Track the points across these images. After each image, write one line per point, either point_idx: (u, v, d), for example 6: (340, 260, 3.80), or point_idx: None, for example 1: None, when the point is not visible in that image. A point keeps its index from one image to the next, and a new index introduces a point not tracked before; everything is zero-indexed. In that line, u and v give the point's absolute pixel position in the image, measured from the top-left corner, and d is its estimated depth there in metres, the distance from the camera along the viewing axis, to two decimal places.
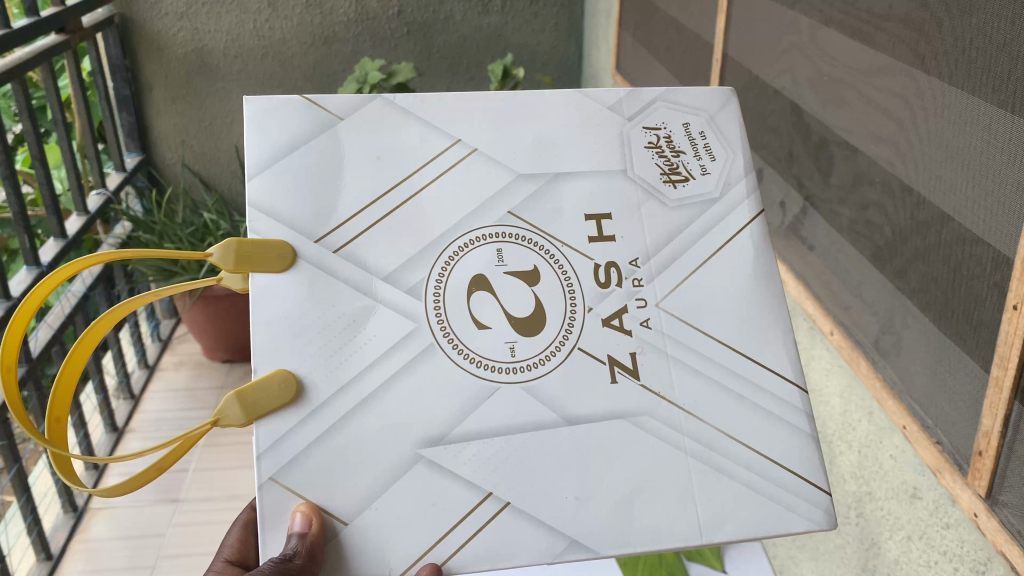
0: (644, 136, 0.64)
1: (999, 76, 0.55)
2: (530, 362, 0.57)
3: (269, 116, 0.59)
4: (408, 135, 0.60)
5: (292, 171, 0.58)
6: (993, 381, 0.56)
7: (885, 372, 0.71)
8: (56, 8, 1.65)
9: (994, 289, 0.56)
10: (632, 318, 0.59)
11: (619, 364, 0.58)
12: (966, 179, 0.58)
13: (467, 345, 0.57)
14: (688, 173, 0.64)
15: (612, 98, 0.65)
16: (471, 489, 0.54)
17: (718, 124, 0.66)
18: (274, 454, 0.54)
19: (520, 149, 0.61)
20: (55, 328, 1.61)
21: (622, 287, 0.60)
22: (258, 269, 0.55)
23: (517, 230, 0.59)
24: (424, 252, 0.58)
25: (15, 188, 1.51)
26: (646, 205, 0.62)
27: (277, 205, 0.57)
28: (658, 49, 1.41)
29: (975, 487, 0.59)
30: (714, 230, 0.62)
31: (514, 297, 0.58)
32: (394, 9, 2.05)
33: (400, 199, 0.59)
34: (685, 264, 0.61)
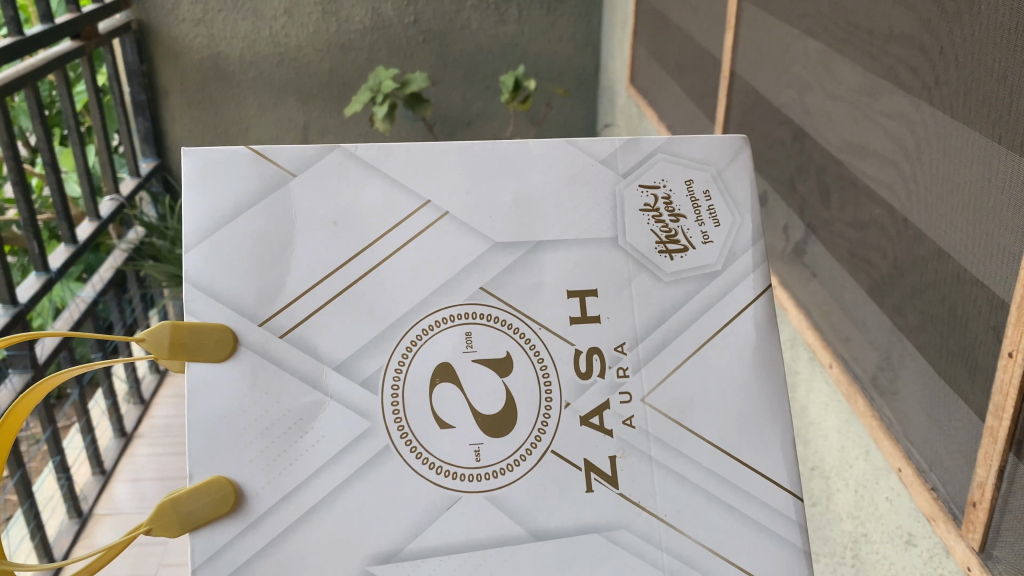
0: (640, 197, 0.58)
1: (998, 109, 0.52)
2: (494, 469, 0.53)
3: (212, 171, 0.55)
4: (370, 194, 0.55)
5: (237, 240, 0.54)
6: (987, 431, 0.53)
7: (882, 412, 0.68)
8: (71, 14, 1.65)
9: (990, 332, 0.53)
10: (614, 415, 0.55)
11: (595, 470, 0.54)
12: (963, 216, 0.55)
13: (428, 450, 0.53)
14: (688, 242, 0.58)
15: (606, 149, 0.58)
16: None
17: (728, 182, 0.60)
18: (210, 568, 0.51)
19: (496, 211, 0.56)
20: (62, 334, 1.62)
21: (604, 377, 0.55)
22: (194, 354, 0.52)
23: (489, 310, 0.55)
24: (382, 335, 0.54)
25: (25, 194, 1.51)
26: (636, 282, 0.57)
27: (218, 284, 0.53)
28: (670, 63, 1.38)
29: (968, 540, 0.56)
30: (711, 309, 0.57)
31: (482, 391, 0.54)
32: (410, 17, 2.04)
33: (357, 273, 0.54)
34: (677, 350, 0.56)
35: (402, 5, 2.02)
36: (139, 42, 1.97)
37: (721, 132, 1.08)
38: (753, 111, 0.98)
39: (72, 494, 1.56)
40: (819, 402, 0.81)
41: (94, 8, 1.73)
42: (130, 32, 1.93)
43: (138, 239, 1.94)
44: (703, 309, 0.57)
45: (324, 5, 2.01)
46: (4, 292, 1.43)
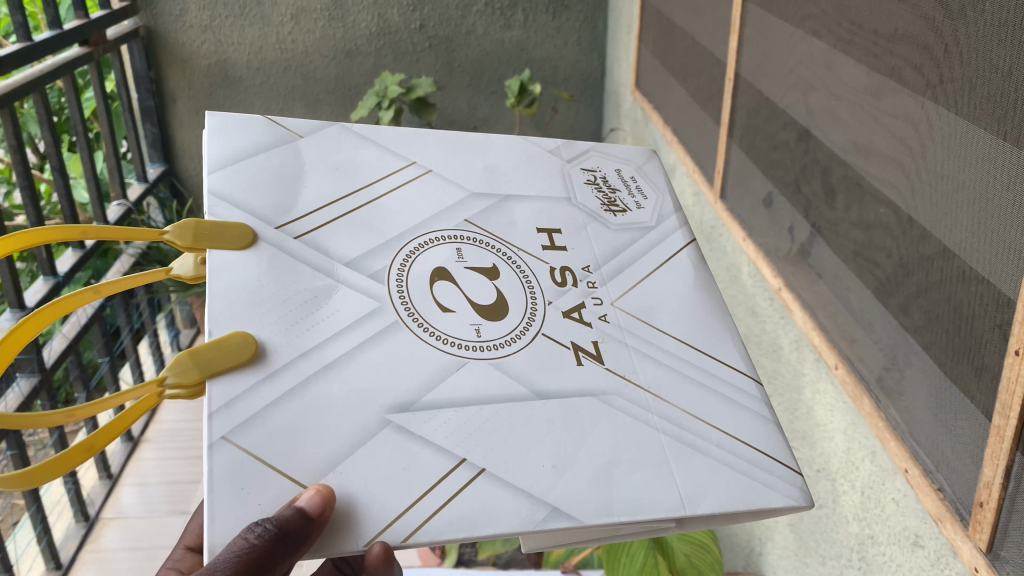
0: (582, 175, 0.66)
1: (1002, 106, 0.52)
2: (497, 343, 0.51)
3: (230, 127, 0.58)
4: (365, 154, 0.60)
5: (253, 169, 0.55)
6: (994, 430, 0.53)
7: (889, 413, 0.68)
8: (79, 21, 1.66)
9: (996, 331, 0.53)
10: (591, 312, 0.55)
11: (581, 347, 0.52)
12: (968, 214, 0.55)
13: (434, 325, 0.50)
14: (624, 205, 0.64)
15: (551, 144, 0.67)
16: (443, 454, 0.45)
17: (647, 172, 0.69)
18: (227, 414, 0.43)
19: (470, 173, 0.61)
20: (70, 339, 1.62)
21: (577, 287, 0.56)
22: (216, 243, 0.50)
23: (472, 233, 0.57)
24: (387, 244, 0.54)
25: (34, 200, 1.52)
26: (590, 227, 0.61)
27: (237, 193, 0.53)
28: (675, 66, 1.38)
29: (975, 541, 0.56)
30: (657, 244, 0.62)
31: (476, 287, 0.53)
32: (417, 23, 2.04)
33: (357, 203, 0.56)
34: (633, 276, 0.59)
35: (408, 11, 2.03)
36: (147, 49, 1.98)
37: (727, 133, 1.08)
38: (758, 112, 0.97)
39: (79, 498, 1.56)
40: (825, 404, 0.80)
41: (102, 15, 1.74)
42: (138, 39, 1.94)
43: (146, 244, 1.95)
44: (650, 247, 0.61)
45: (331, 11, 2.01)
46: (12, 297, 1.44)
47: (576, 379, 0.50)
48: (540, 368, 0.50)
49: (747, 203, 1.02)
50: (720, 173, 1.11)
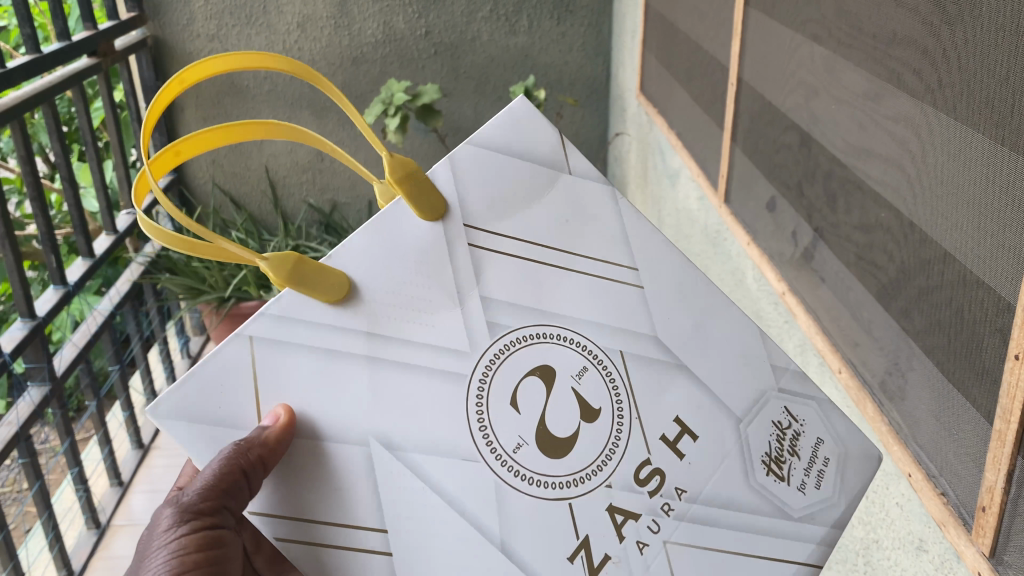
0: (779, 414, 0.61)
1: (999, 111, 0.52)
2: (524, 474, 0.55)
3: (517, 122, 0.57)
4: (602, 222, 0.58)
5: (491, 181, 0.56)
6: (994, 434, 0.53)
7: (892, 417, 0.68)
8: (88, 32, 1.68)
9: (996, 335, 0.53)
10: (634, 530, 0.56)
11: (586, 547, 0.55)
12: (967, 218, 0.55)
13: (493, 429, 0.54)
14: (788, 477, 0.60)
15: (784, 359, 0.61)
16: (378, 513, 0.53)
17: (848, 459, 0.62)
18: (281, 347, 0.53)
19: (675, 325, 0.59)
20: (80, 347, 1.64)
21: (653, 496, 0.57)
22: (310, 290, 0.52)
23: (614, 369, 0.57)
24: (534, 310, 0.56)
25: (44, 210, 1.53)
26: (729, 460, 0.59)
27: (467, 173, 0.56)
28: (679, 71, 1.39)
29: (979, 545, 0.56)
30: (769, 521, 0.59)
31: (562, 415, 0.56)
32: (422, 30, 2.05)
33: (546, 259, 0.57)
34: (717, 540, 0.58)
35: (413, 17, 2.04)
36: (155, 59, 2.00)
37: (730, 138, 1.08)
38: (760, 117, 0.98)
39: (90, 504, 1.58)
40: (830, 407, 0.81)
41: (110, 26, 1.76)
42: (146, 48, 1.95)
43: (155, 252, 1.97)
44: (758, 525, 0.59)
45: (337, 19, 2.02)
46: (23, 305, 1.45)
47: (549, 556, 0.55)
48: (529, 525, 0.54)
49: (751, 207, 1.02)
50: (723, 178, 1.12)
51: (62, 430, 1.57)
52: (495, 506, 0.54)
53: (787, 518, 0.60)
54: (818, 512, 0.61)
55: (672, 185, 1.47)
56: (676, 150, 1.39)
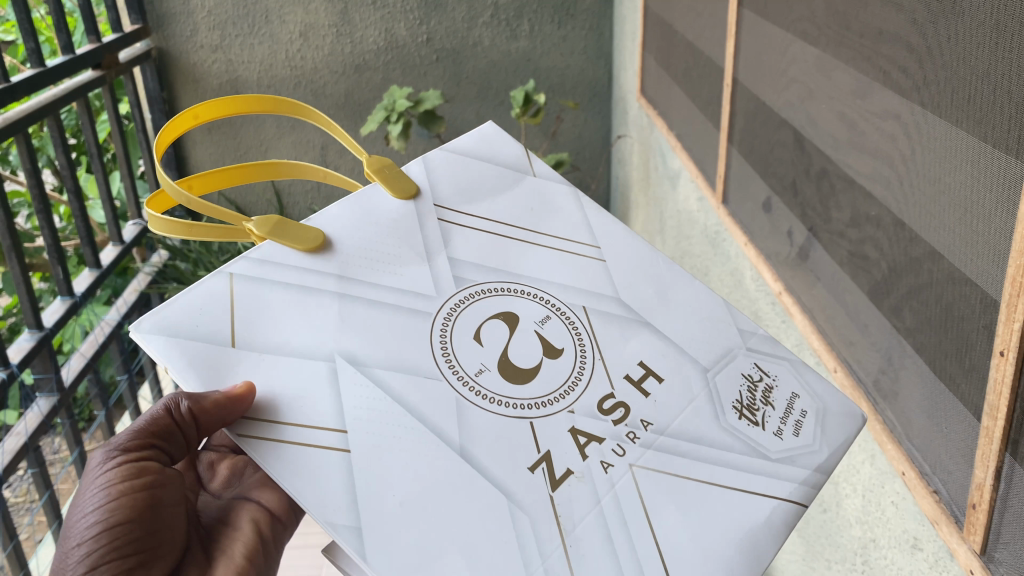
0: (747, 367, 0.58)
1: (982, 108, 0.52)
2: (491, 396, 0.50)
3: (493, 135, 0.66)
4: (572, 214, 0.63)
5: (466, 169, 0.63)
6: (984, 431, 0.53)
7: (886, 415, 0.68)
8: (92, 45, 1.69)
9: (984, 332, 0.53)
10: (598, 451, 0.50)
11: (548, 461, 0.49)
12: (954, 216, 0.55)
13: (457, 358, 0.51)
14: (762, 423, 0.55)
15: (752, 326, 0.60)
16: (336, 416, 0.47)
17: (827, 420, 0.56)
18: (253, 272, 0.52)
19: (637, 284, 0.59)
20: (88, 357, 1.65)
21: (616, 425, 0.52)
22: (285, 235, 0.53)
23: (578, 321, 0.56)
24: (500, 267, 0.57)
25: (50, 223, 1.54)
26: (698, 400, 0.54)
27: (441, 169, 0.62)
28: (677, 72, 1.38)
29: (971, 542, 0.55)
30: (743, 463, 0.52)
31: (525, 348, 0.53)
32: (423, 37, 2.06)
33: (517, 231, 0.60)
34: (690, 472, 0.51)
35: (415, 24, 2.05)
36: (160, 70, 2.02)
37: (727, 138, 1.08)
38: (755, 116, 0.98)
39: None
40: None
41: (113, 38, 1.77)
42: (151, 60, 1.97)
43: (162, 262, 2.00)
44: (729, 467, 0.52)
45: (339, 27, 2.03)
46: (31, 318, 1.46)
47: (508, 468, 0.48)
48: (491, 442, 0.48)
49: (748, 207, 1.02)
50: (721, 178, 1.11)
51: (72, 440, 1.59)
52: (455, 417, 0.49)
53: (763, 465, 0.53)
54: (800, 459, 0.54)
55: (673, 187, 1.47)
56: (676, 151, 1.39)
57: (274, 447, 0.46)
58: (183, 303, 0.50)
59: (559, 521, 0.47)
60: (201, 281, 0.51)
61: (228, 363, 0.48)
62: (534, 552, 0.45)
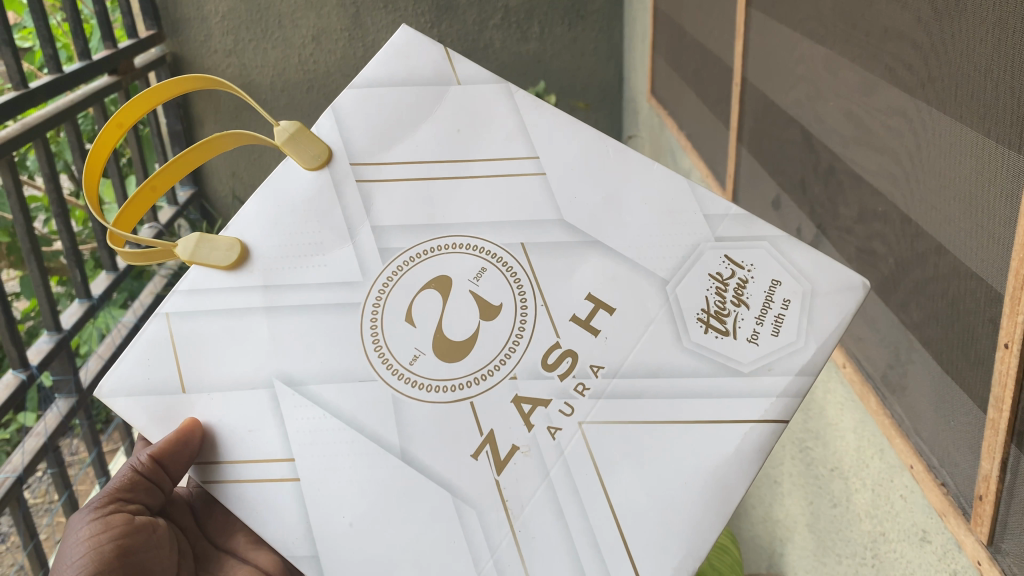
0: (718, 264, 0.59)
1: (985, 104, 0.52)
2: (422, 383, 0.59)
3: (408, 47, 0.68)
4: (497, 131, 0.65)
5: (383, 100, 0.66)
6: (989, 423, 0.53)
7: (894, 409, 0.68)
8: (108, 51, 1.72)
9: (988, 324, 0.53)
10: (543, 417, 0.57)
11: (491, 443, 0.57)
12: (958, 212, 0.56)
13: (392, 356, 0.59)
14: (733, 331, 0.58)
15: (717, 208, 0.61)
16: (282, 445, 0.59)
17: (815, 304, 0.58)
18: (187, 303, 0.63)
19: (584, 200, 0.62)
20: (106, 358, 1.68)
21: (563, 380, 0.58)
22: (207, 260, 0.62)
23: (517, 267, 0.61)
24: (431, 226, 0.62)
25: (68, 226, 1.56)
26: (653, 326, 0.58)
27: (350, 116, 0.67)
28: (687, 73, 1.39)
29: (977, 534, 0.56)
30: (707, 391, 0.57)
31: (459, 319, 0.60)
32: (435, 40, 2.08)
33: (440, 173, 0.64)
34: (644, 409, 0.57)
35: (426, 28, 2.06)
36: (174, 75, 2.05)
37: (736, 137, 1.09)
38: (764, 115, 0.99)
39: None
40: (835, 403, 0.81)
41: (129, 44, 1.80)
42: (165, 65, 2.00)
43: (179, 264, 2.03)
44: (690, 394, 0.57)
45: (351, 31, 2.05)
46: (50, 319, 1.48)
47: (452, 462, 0.57)
48: (428, 433, 0.57)
49: (758, 206, 1.03)
50: (732, 178, 1.12)
51: (90, 440, 1.63)
52: (393, 417, 0.58)
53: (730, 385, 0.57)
54: (778, 364, 0.56)
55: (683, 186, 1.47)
56: (686, 151, 1.40)
57: (235, 485, 0.60)
58: (135, 360, 0.62)
59: (506, 505, 0.55)
60: (146, 324, 0.63)
61: (182, 408, 0.61)
62: (483, 545, 0.55)
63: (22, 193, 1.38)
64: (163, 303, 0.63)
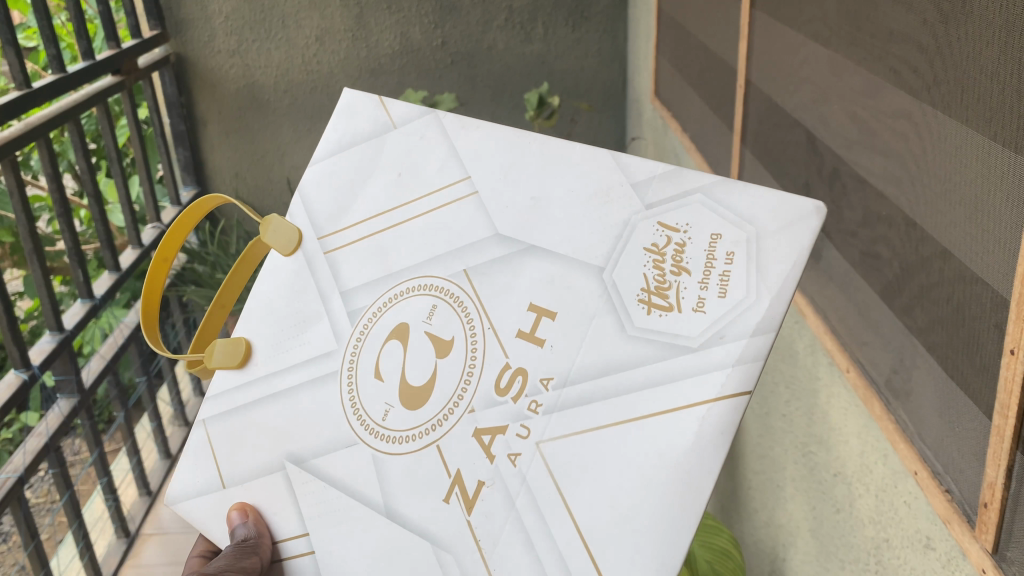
0: (653, 235, 0.61)
1: (992, 107, 0.52)
2: (396, 437, 0.65)
3: (355, 105, 0.77)
4: (432, 160, 0.71)
5: (341, 161, 0.76)
6: (995, 430, 0.53)
7: (898, 414, 0.68)
8: (111, 51, 1.72)
9: (994, 331, 0.53)
10: (504, 444, 0.60)
11: (459, 485, 0.61)
12: (964, 216, 0.55)
13: (367, 416, 0.66)
14: (676, 304, 0.58)
15: (642, 177, 0.63)
16: (298, 522, 0.68)
17: (763, 248, 0.58)
18: (215, 407, 0.75)
19: (511, 210, 0.66)
20: (108, 358, 1.68)
21: (516, 403, 0.60)
22: (224, 366, 0.75)
23: (460, 291, 0.66)
24: (385, 278, 0.70)
25: (70, 226, 1.56)
26: (598, 323, 0.60)
27: (313, 191, 0.77)
28: (691, 74, 1.39)
29: (982, 541, 0.55)
30: (653, 379, 0.57)
31: (417, 363, 0.66)
32: (439, 40, 2.07)
33: (389, 224, 0.71)
34: (595, 418, 0.58)
35: (430, 28, 2.06)
36: (177, 75, 2.05)
37: (740, 138, 1.09)
38: (768, 118, 0.98)
39: (119, 515, 1.67)
40: (839, 408, 0.80)
41: (132, 44, 1.80)
42: (168, 65, 2.01)
43: (181, 265, 2.03)
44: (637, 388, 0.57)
45: (355, 32, 2.05)
46: (52, 319, 1.48)
47: (427, 509, 0.62)
48: (403, 484, 0.63)
49: None
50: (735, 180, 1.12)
51: (92, 440, 1.62)
52: (376, 479, 0.64)
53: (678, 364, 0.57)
54: (730, 329, 0.56)
55: None
56: (690, 153, 1.39)
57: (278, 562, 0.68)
58: (187, 466, 0.74)
59: (479, 544, 0.59)
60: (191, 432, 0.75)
61: (227, 497, 0.71)
62: None
63: (24, 193, 1.38)
64: (200, 413, 0.75)
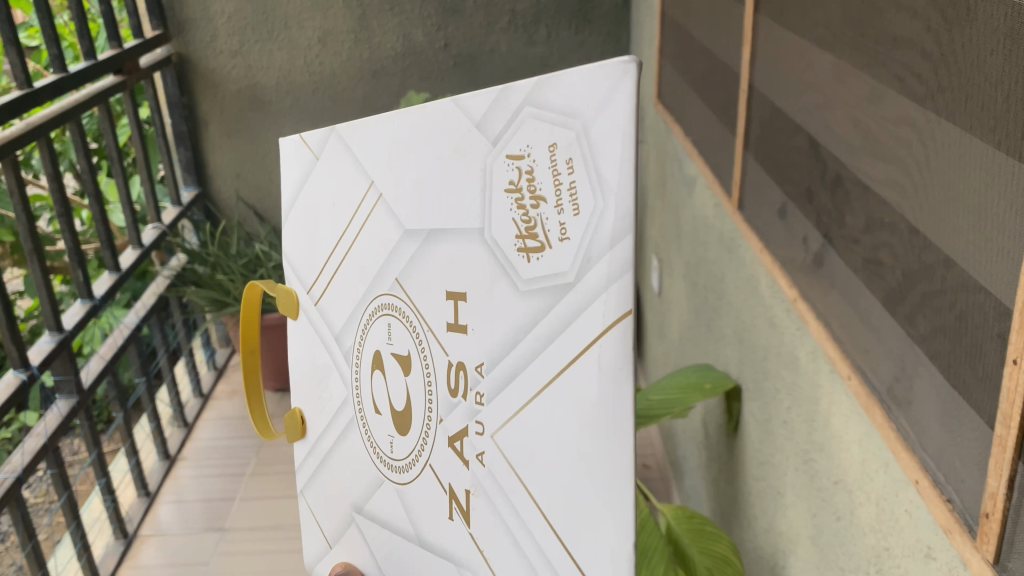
0: (506, 167, 0.57)
1: (995, 115, 0.51)
2: (400, 466, 0.73)
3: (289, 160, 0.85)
4: (350, 175, 0.74)
5: (296, 215, 0.84)
6: (997, 439, 0.52)
7: (900, 423, 0.67)
8: (113, 51, 1.72)
9: (996, 340, 0.52)
10: (472, 446, 0.64)
11: (457, 501, 0.67)
12: (967, 224, 0.55)
13: (378, 449, 0.75)
14: (547, 240, 0.56)
15: (479, 113, 0.60)
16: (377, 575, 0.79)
17: (594, 141, 0.52)
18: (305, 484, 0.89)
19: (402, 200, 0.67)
20: (107, 359, 1.68)
21: (466, 401, 0.64)
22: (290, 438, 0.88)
23: (400, 301, 0.69)
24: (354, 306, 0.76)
25: (71, 226, 1.56)
26: (494, 285, 0.60)
27: (294, 258, 0.84)
28: (694, 78, 1.38)
29: (983, 551, 0.55)
30: (554, 331, 0.56)
31: (393, 388, 0.71)
32: (441, 42, 2.07)
33: (343, 249, 0.76)
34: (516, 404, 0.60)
35: (432, 30, 2.06)
36: (179, 76, 2.05)
37: (743, 143, 1.08)
38: (771, 123, 0.98)
39: (116, 515, 1.66)
40: (840, 415, 0.80)
41: (134, 44, 1.79)
42: (170, 65, 2.01)
43: (181, 265, 2.03)
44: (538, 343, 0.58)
45: (357, 33, 2.05)
46: (51, 319, 1.48)
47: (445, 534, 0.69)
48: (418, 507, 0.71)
49: (763, 214, 1.02)
50: (738, 185, 1.11)
51: (91, 440, 1.61)
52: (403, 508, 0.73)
53: (564, 306, 0.55)
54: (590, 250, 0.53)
55: (689, 192, 1.46)
56: (692, 157, 1.39)
57: None
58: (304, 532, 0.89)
59: (484, 554, 0.65)
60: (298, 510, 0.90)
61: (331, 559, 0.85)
62: None
63: (24, 193, 1.38)
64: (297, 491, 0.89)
